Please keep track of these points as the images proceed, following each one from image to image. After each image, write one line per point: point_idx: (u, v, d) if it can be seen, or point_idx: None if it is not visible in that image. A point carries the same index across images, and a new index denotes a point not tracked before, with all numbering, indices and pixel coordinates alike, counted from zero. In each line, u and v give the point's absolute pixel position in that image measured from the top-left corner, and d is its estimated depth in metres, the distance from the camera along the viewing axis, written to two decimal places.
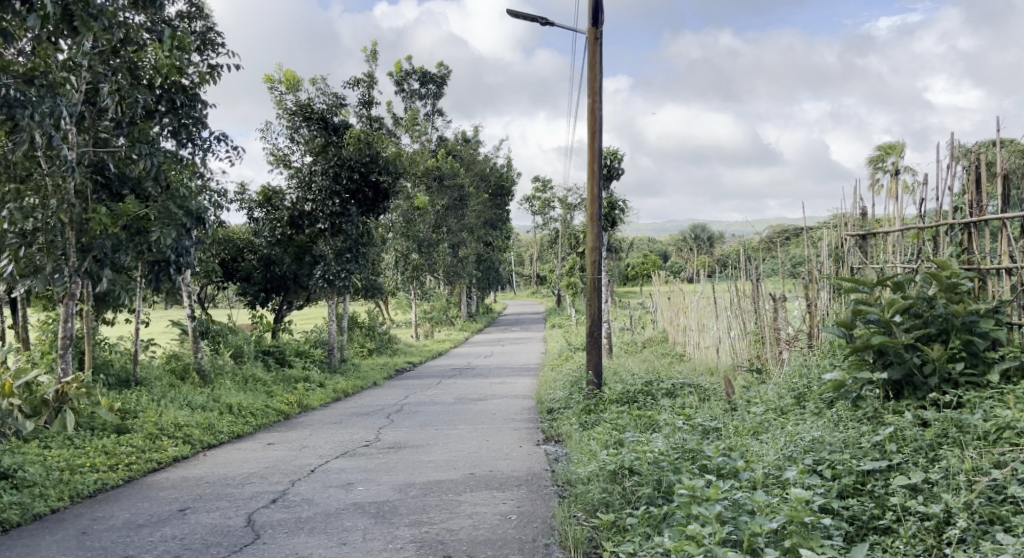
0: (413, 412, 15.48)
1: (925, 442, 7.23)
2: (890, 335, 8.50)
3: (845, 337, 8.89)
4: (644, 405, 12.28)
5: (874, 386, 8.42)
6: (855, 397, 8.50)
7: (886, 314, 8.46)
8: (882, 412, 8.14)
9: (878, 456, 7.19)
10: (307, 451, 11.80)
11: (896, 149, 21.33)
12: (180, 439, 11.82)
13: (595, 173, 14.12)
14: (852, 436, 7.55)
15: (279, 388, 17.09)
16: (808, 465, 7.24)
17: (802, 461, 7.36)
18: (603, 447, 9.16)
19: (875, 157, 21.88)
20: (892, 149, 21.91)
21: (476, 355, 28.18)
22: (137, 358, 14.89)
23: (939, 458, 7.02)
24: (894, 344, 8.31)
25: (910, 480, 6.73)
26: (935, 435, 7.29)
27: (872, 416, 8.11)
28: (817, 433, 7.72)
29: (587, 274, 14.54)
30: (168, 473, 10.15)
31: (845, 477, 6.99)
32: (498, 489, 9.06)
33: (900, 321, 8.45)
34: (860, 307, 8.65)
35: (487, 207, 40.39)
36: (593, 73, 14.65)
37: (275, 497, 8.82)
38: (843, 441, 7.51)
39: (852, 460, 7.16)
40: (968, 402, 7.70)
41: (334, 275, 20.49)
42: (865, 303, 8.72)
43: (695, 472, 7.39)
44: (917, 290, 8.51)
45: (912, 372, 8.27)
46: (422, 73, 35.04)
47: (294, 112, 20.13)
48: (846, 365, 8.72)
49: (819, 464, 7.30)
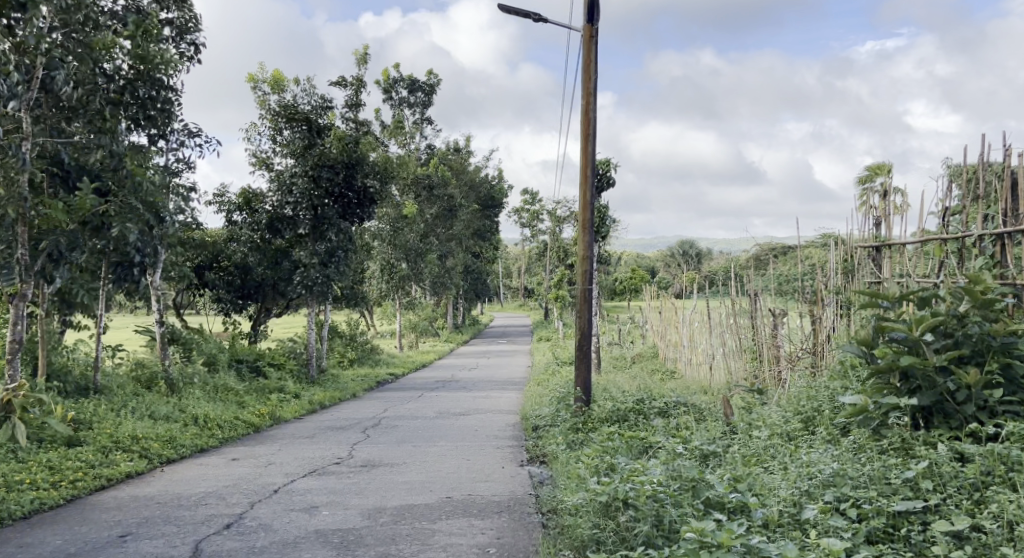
0: (391, 427, 14.65)
1: (968, 482, 6.48)
2: (917, 355, 7.69)
3: (864, 356, 8.04)
4: (636, 425, 11.52)
5: (902, 413, 7.61)
6: (877, 426, 7.69)
7: (914, 332, 7.62)
8: (910, 444, 7.32)
9: (911, 495, 6.44)
10: (273, 468, 10.97)
11: (885, 169, 20.84)
12: (135, 454, 10.96)
13: (588, 177, 13.38)
14: (880, 470, 6.77)
15: (251, 399, 16.26)
16: (829, 503, 6.47)
17: (821, 497, 6.59)
18: (592, 472, 8.37)
19: (863, 178, 21.39)
20: (881, 169, 21.45)
21: (460, 367, 27.37)
22: (99, 364, 14.00)
23: (987, 501, 6.27)
24: (924, 366, 7.49)
25: (955, 526, 5.97)
26: (978, 474, 6.54)
27: (899, 448, 7.32)
28: (837, 465, 6.94)
29: (577, 284, 13.76)
30: (116, 492, 9.29)
31: (875, 520, 6.21)
32: (476, 517, 8.27)
33: (930, 341, 7.62)
34: (884, 323, 7.79)
35: (475, 218, 39.62)
36: (587, 72, 13.92)
37: (229, 522, 8.00)
38: (868, 476, 6.73)
39: (879, 499, 6.40)
40: (1015, 434, 6.96)
41: (313, 281, 19.66)
42: (887, 320, 7.95)
43: (701, 513, 6.62)
44: (948, 307, 7.71)
45: (945, 397, 7.49)
46: (410, 80, 34.34)
47: (277, 113, 19.34)
48: (867, 388, 7.92)
49: (841, 502, 6.54)
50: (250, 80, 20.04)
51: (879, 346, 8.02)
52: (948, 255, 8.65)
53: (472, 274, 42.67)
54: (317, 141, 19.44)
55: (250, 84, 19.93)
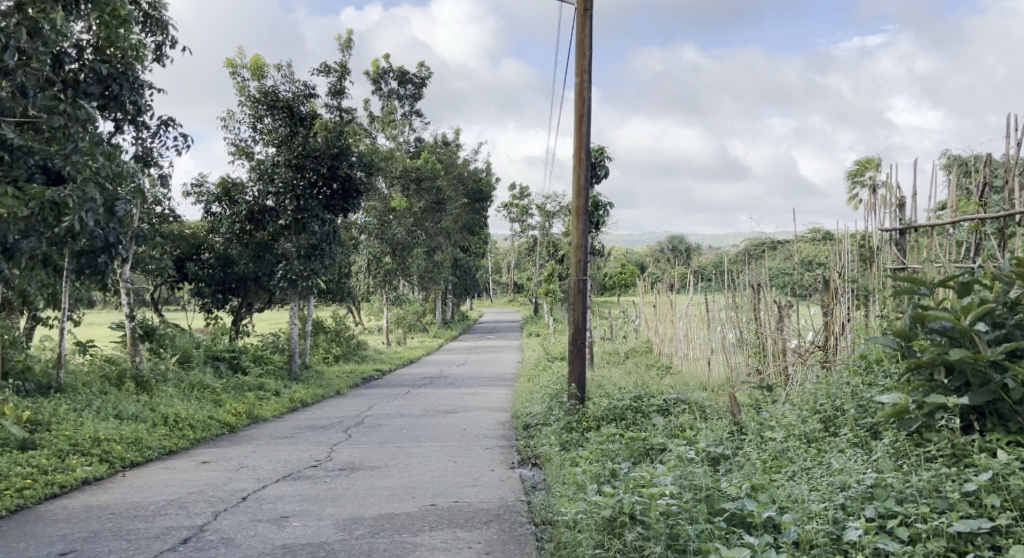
0: (375, 426, 13.84)
1: None
2: (966, 347, 6.92)
3: (902, 350, 7.33)
4: (635, 424, 10.76)
5: (950, 414, 6.82)
6: (918, 429, 6.95)
7: (961, 322, 6.88)
8: (964, 451, 6.59)
9: (973, 512, 5.71)
10: (244, 472, 10.16)
11: (874, 165, 20.44)
12: (95, 457, 10.14)
13: (583, 162, 12.60)
14: (933, 483, 6.05)
15: (228, 397, 15.41)
16: (873, 522, 5.78)
17: (863, 514, 5.89)
18: (591, 480, 7.61)
19: (852, 173, 21.04)
20: (870, 163, 21.05)
21: (449, 363, 26.57)
22: (61, 361, 13.15)
23: None
24: (975, 360, 6.72)
25: None
26: None
27: (950, 457, 6.58)
28: (878, 477, 6.24)
29: (572, 275, 12.94)
30: (67, 501, 8.48)
31: (931, 541, 5.48)
32: (463, 529, 7.50)
33: (983, 331, 6.86)
34: (923, 313, 7.06)
35: (464, 212, 38.81)
36: (581, 49, 13.13)
37: (188, 536, 7.21)
38: (917, 488, 6.04)
39: (933, 517, 5.68)
40: None
41: (296, 274, 18.90)
42: (927, 308, 7.19)
43: (725, 534, 5.89)
44: (996, 294, 6.98)
45: (1000, 397, 6.70)
46: (400, 72, 33.48)
47: (257, 100, 18.42)
48: (906, 386, 7.16)
49: (887, 520, 5.84)
50: (228, 65, 19.16)
51: (918, 337, 7.30)
52: (987, 238, 7.91)
53: (462, 269, 41.89)
54: (300, 129, 18.53)
55: (228, 69, 19.07)
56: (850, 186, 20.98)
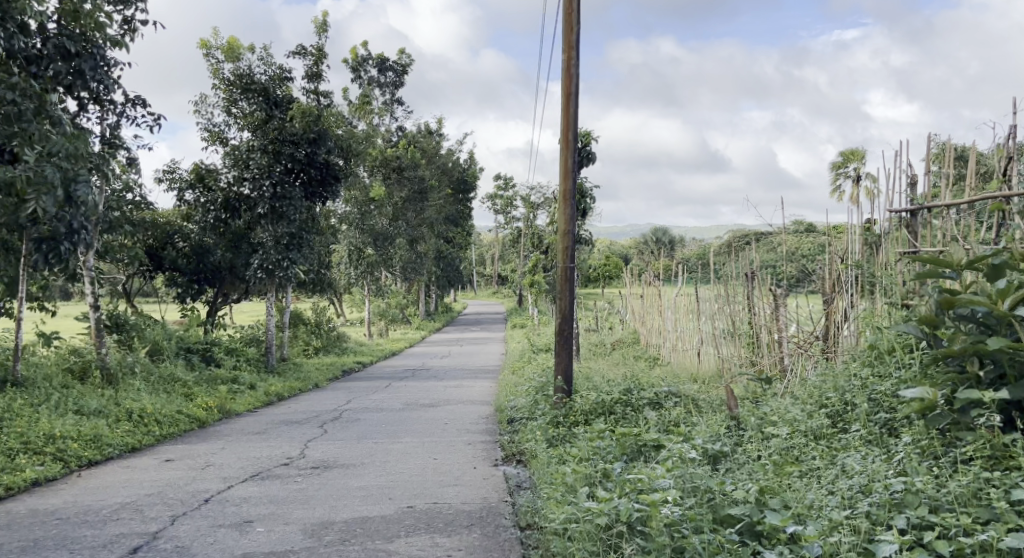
0: (353, 420, 13.21)
1: None
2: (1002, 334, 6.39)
3: (928, 339, 6.80)
4: (625, 419, 10.18)
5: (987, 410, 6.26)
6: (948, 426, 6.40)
7: (997, 307, 6.34)
8: (1003, 453, 6.04)
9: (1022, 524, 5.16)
10: (211, 471, 9.54)
11: (858, 157, 20.07)
12: (49, 457, 9.46)
13: (570, 143, 11.98)
14: (971, 490, 5.53)
15: (200, 391, 14.74)
16: (908, 536, 5.24)
17: (895, 525, 5.37)
18: (581, 482, 7.03)
19: (836, 165, 20.64)
20: (853, 156, 20.65)
21: (432, 355, 25.94)
22: (19, 352, 12.47)
23: None
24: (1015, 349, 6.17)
25: None
26: None
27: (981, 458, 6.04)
28: (908, 483, 5.71)
29: (558, 262, 12.32)
30: (13, 506, 7.83)
31: None
32: (442, 534, 6.90)
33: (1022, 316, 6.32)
34: (953, 298, 6.52)
35: (449, 202, 38.10)
36: (568, 24, 12.51)
37: (139, 545, 6.60)
38: (952, 495, 5.53)
39: (976, 529, 5.16)
40: None
41: (273, 264, 18.12)
42: (954, 293, 6.63)
43: (736, 547, 5.37)
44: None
45: None
46: (380, 59, 32.78)
47: (232, 84, 17.61)
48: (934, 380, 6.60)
49: (923, 532, 5.31)
50: (202, 46, 18.43)
51: (946, 325, 6.76)
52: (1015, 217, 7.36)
53: (444, 259, 41.21)
54: (275, 114, 17.78)
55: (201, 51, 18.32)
56: (835, 178, 20.52)
